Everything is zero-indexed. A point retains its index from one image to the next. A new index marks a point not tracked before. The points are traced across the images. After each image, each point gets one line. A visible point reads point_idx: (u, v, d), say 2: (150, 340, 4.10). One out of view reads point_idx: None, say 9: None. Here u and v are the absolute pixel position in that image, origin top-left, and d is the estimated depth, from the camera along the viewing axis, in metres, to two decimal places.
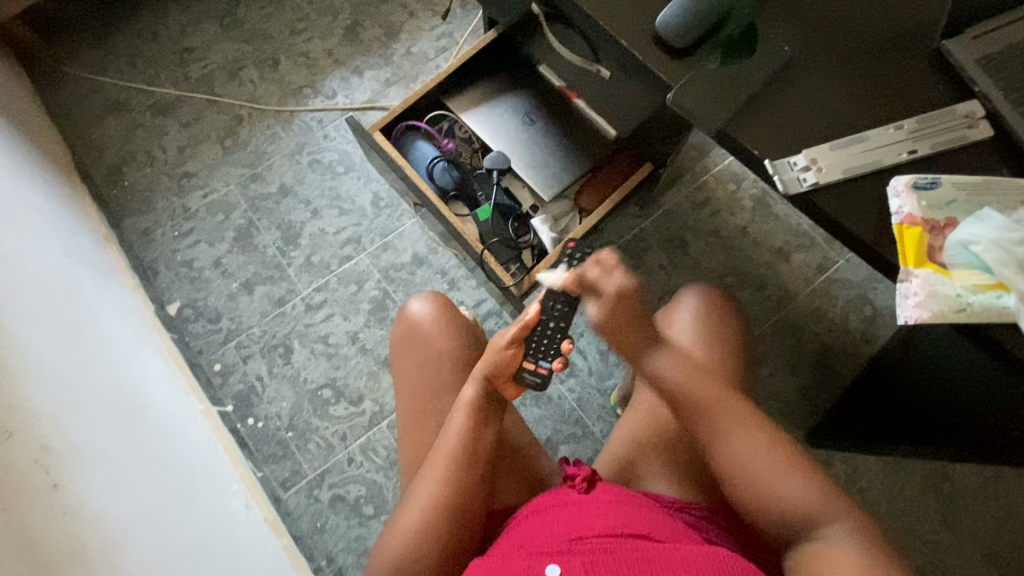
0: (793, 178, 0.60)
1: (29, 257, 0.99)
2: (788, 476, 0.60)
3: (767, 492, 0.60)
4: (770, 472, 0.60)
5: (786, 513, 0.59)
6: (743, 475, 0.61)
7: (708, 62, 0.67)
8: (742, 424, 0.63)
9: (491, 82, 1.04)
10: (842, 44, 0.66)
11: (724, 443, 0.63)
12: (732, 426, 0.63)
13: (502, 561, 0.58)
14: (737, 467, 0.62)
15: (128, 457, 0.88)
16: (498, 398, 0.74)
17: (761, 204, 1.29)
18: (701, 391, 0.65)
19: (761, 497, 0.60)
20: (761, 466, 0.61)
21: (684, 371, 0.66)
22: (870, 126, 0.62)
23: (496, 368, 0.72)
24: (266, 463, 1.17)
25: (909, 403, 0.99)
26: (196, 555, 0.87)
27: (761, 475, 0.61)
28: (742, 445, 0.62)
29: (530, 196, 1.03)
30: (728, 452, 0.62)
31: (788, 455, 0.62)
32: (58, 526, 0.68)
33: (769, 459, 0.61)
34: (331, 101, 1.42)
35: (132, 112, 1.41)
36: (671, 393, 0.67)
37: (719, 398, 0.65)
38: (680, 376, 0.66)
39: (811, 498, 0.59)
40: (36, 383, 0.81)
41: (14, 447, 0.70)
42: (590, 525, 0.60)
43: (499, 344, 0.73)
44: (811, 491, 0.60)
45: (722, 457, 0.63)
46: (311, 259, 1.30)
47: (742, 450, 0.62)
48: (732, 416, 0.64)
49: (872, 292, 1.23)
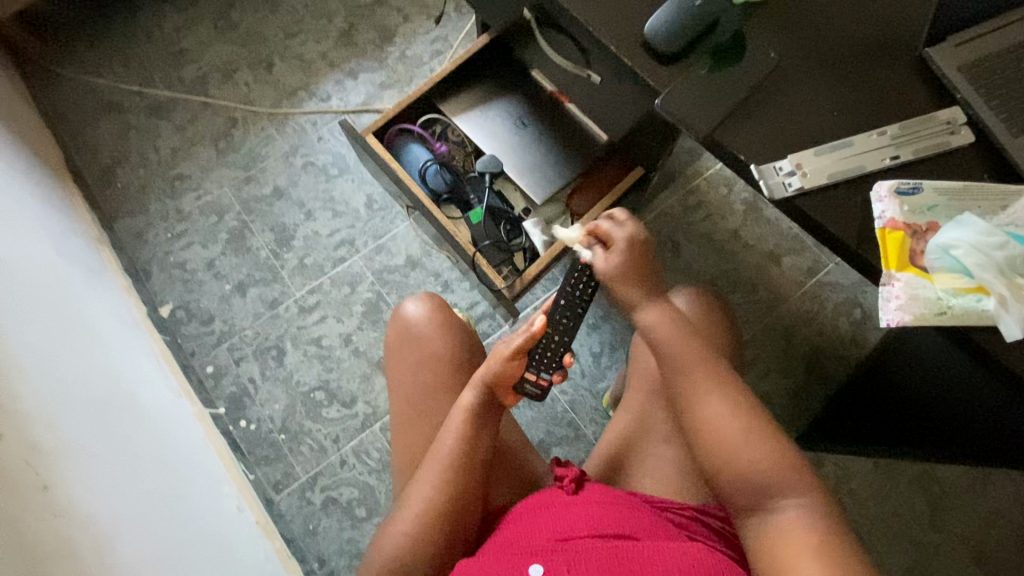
0: (779, 183, 0.61)
1: (21, 258, 0.99)
2: (756, 444, 0.60)
3: (730, 456, 0.60)
4: (736, 437, 0.61)
5: (748, 481, 0.60)
6: (711, 437, 0.62)
7: (696, 68, 0.68)
8: (716, 387, 0.64)
9: (484, 86, 1.05)
10: (828, 52, 0.67)
11: (695, 405, 0.64)
12: (704, 389, 0.64)
13: (488, 561, 0.59)
14: (704, 427, 0.62)
15: (119, 459, 0.88)
16: (497, 404, 0.73)
17: (752, 208, 1.30)
18: (678, 347, 0.66)
19: (725, 461, 0.61)
20: (729, 430, 0.61)
21: (666, 323, 0.68)
22: (855, 132, 0.63)
23: (499, 377, 0.72)
24: (258, 465, 1.17)
25: (893, 403, 1.02)
26: (187, 556, 0.87)
27: (727, 439, 0.61)
28: (713, 408, 0.63)
29: (522, 199, 1.03)
30: (698, 412, 0.63)
31: (760, 425, 0.61)
32: (48, 528, 0.68)
33: (739, 425, 0.61)
34: (326, 104, 1.42)
35: (125, 113, 1.41)
36: (653, 341, 0.68)
37: (697, 358, 0.66)
38: (664, 327, 0.68)
39: (776, 468, 0.59)
40: (28, 385, 0.81)
41: (5, 448, 0.69)
42: (577, 525, 0.60)
43: (504, 354, 0.73)
44: (776, 463, 0.59)
45: (692, 416, 0.64)
46: (305, 261, 1.31)
47: (711, 413, 0.62)
48: (706, 379, 0.64)
49: (862, 295, 1.24)
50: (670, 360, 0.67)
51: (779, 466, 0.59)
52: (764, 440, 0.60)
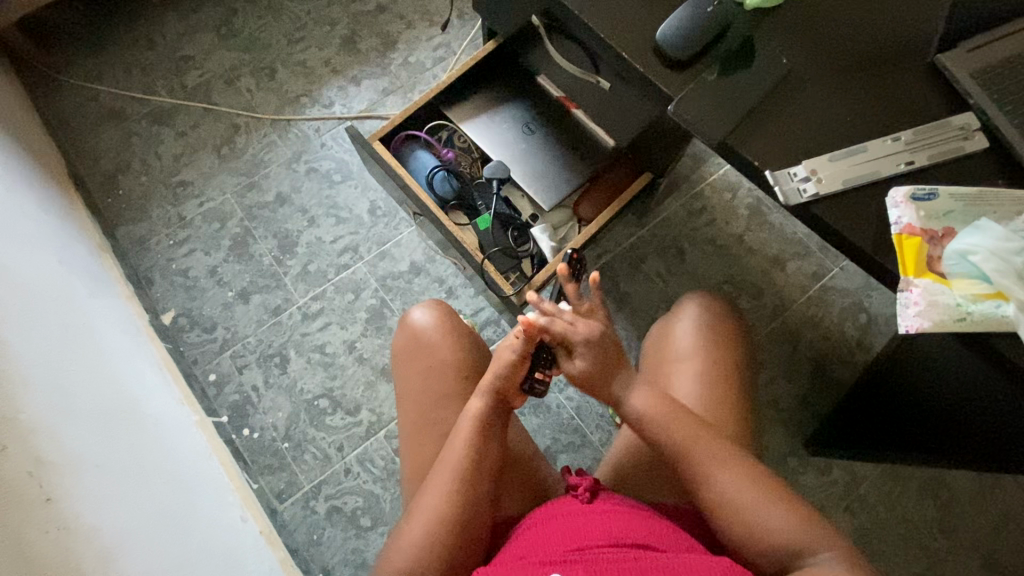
0: (794, 188, 0.61)
1: (24, 266, 0.98)
2: (773, 507, 0.60)
3: (751, 527, 0.60)
4: (752, 507, 0.60)
5: (772, 549, 0.59)
6: (730, 514, 0.61)
7: (707, 74, 0.68)
8: (725, 460, 0.63)
9: (489, 93, 1.05)
10: (840, 57, 0.67)
11: (708, 481, 0.63)
12: (715, 463, 0.63)
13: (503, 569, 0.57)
14: (722, 506, 0.62)
15: (122, 469, 0.87)
16: (504, 410, 0.73)
17: (756, 213, 1.30)
18: (681, 430, 0.66)
19: (747, 534, 0.60)
20: (746, 505, 0.61)
21: (662, 410, 0.67)
22: (869, 137, 0.63)
23: (501, 382, 0.71)
24: (261, 474, 1.16)
25: (890, 415, 1.01)
26: (191, 568, 0.85)
27: (743, 512, 0.61)
28: (727, 481, 0.62)
29: (529, 205, 1.03)
30: (712, 491, 0.63)
31: (773, 489, 0.62)
32: (50, 541, 0.67)
33: (754, 493, 0.61)
34: (329, 110, 1.42)
35: (127, 120, 1.41)
36: (650, 433, 0.67)
37: (702, 439, 0.65)
38: (660, 415, 0.67)
39: (796, 530, 0.59)
40: (30, 395, 0.79)
41: (8, 460, 0.68)
42: (594, 534, 0.59)
43: (508, 359, 0.71)
44: (795, 522, 0.60)
45: (706, 493, 0.63)
46: (308, 268, 1.30)
47: (726, 487, 0.62)
48: (715, 454, 0.64)
49: (867, 300, 1.24)
50: (674, 445, 0.65)
51: (801, 525, 0.59)
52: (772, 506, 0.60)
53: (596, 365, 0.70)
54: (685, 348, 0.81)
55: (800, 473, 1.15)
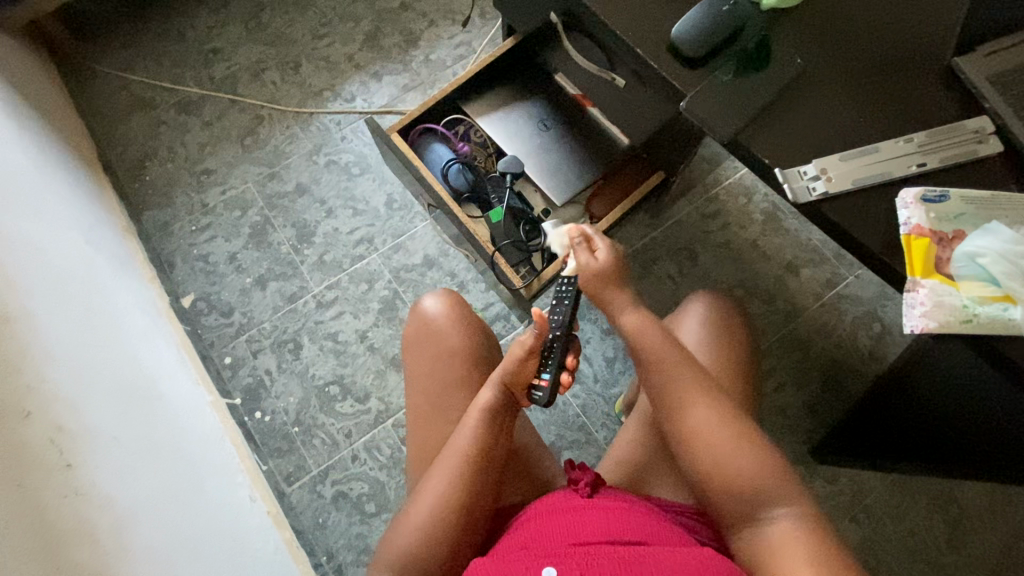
0: (803, 187, 0.61)
1: (53, 243, 1.02)
2: (741, 446, 0.62)
3: (716, 456, 0.62)
4: (719, 435, 0.63)
5: (737, 485, 0.60)
6: (697, 442, 0.63)
7: (722, 73, 0.69)
8: (702, 393, 0.66)
9: (506, 90, 1.07)
10: (855, 58, 0.67)
11: (681, 408, 0.65)
12: (692, 394, 0.66)
13: (501, 562, 0.58)
14: (690, 436, 0.64)
15: (137, 443, 0.90)
16: (514, 404, 0.74)
17: (771, 218, 1.30)
18: (664, 353, 0.69)
19: (712, 467, 0.62)
20: (716, 437, 0.63)
21: (645, 331, 0.72)
22: (881, 138, 0.63)
23: (512, 378, 0.72)
24: (271, 457, 1.19)
25: (895, 424, 0.99)
26: (199, 542, 0.88)
27: (710, 437, 0.63)
28: (699, 410, 0.64)
29: (542, 200, 1.04)
30: (683, 418, 0.65)
31: (747, 431, 0.63)
32: (67, 505, 0.69)
33: (725, 425, 0.63)
34: (350, 105, 1.45)
35: (156, 109, 1.45)
36: (635, 348, 0.72)
37: (681, 365, 0.68)
38: (646, 336, 0.71)
39: (760, 471, 0.60)
40: (55, 367, 0.83)
41: (31, 426, 0.71)
42: (592, 528, 0.60)
43: (516, 353, 0.72)
44: (764, 470, 0.60)
45: (677, 424, 0.65)
46: (324, 257, 1.33)
47: (697, 416, 0.64)
48: (691, 381, 0.67)
49: (882, 309, 1.23)
50: (652, 364, 0.69)
51: (768, 469, 0.60)
52: (741, 442, 0.62)
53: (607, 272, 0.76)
54: (691, 344, 0.81)
55: (807, 481, 1.14)
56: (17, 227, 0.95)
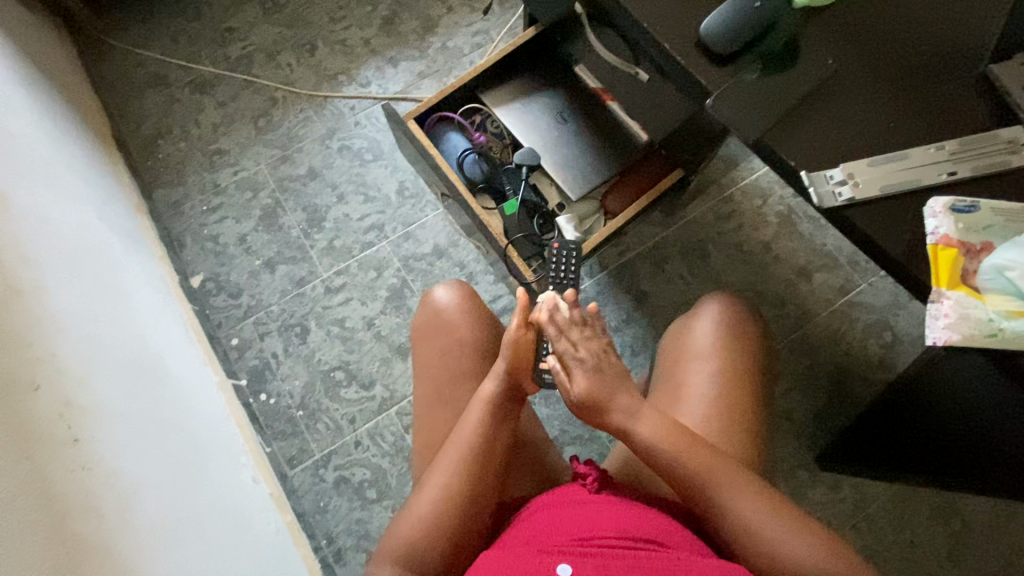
0: (829, 191, 0.60)
1: (66, 218, 1.02)
2: (798, 538, 0.60)
3: (779, 554, 0.60)
4: (776, 532, 0.60)
5: (799, 574, 0.59)
6: (754, 541, 0.60)
7: (749, 72, 0.67)
8: (746, 487, 0.62)
9: (524, 81, 1.06)
10: (888, 61, 0.65)
11: (729, 509, 0.62)
12: (738, 491, 0.62)
13: (512, 556, 0.57)
14: (745, 538, 0.61)
15: (145, 420, 0.90)
16: (519, 392, 0.73)
17: (786, 221, 1.28)
18: (701, 458, 0.64)
19: (774, 564, 0.60)
20: (772, 533, 0.60)
21: (674, 438, 0.65)
22: (911, 144, 0.62)
23: (512, 363, 0.72)
24: (275, 439, 1.19)
25: (905, 439, 0.97)
26: (202, 521, 0.88)
27: (771, 539, 0.60)
28: (749, 508, 0.61)
29: (557, 194, 1.03)
30: (734, 520, 0.61)
31: (792, 515, 0.62)
32: (74, 480, 0.70)
33: (780, 521, 0.61)
34: (365, 90, 1.44)
35: (170, 87, 1.45)
36: (664, 461, 0.64)
37: (721, 464, 0.63)
38: (674, 445, 0.64)
39: (824, 559, 0.59)
40: (65, 341, 0.83)
41: (40, 400, 0.72)
42: (602, 526, 0.60)
43: (511, 337, 0.73)
44: (821, 552, 0.60)
45: (728, 527, 0.62)
46: (334, 243, 1.32)
47: (750, 514, 0.61)
48: (734, 481, 0.63)
49: (894, 318, 1.21)
50: (689, 473, 0.63)
51: (824, 549, 0.60)
52: (800, 536, 0.60)
53: (603, 378, 0.69)
54: (704, 345, 0.80)
55: (809, 487, 1.14)
56: (30, 200, 0.94)
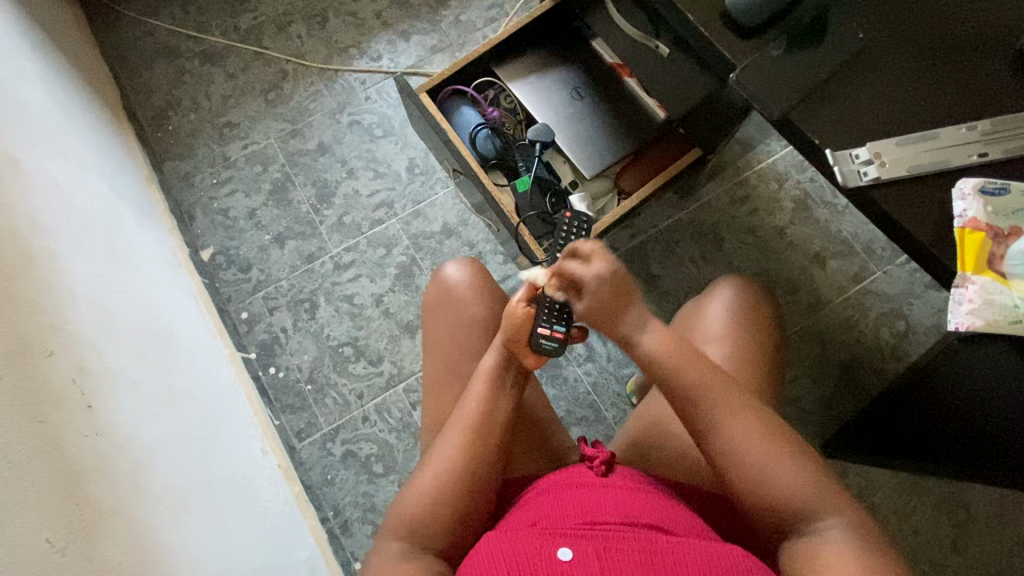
0: (854, 170, 0.59)
1: (77, 186, 1.02)
2: (787, 463, 0.59)
3: (765, 478, 0.59)
4: (763, 454, 0.59)
5: (783, 499, 0.58)
6: (739, 459, 0.60)
7: (775, 45, 0.65)
8: (739, 408, 0.61)
9: (539, 56, 1.04)
10: (923, 35, 0.63)
11: (721, 426, 0.61)
12: (731, 410, 0.61)
13: (514, 535, 0.57)
14: (731, 455, 0.60)
15: (158, 390, 0.91)
16: (521, 367, 0.72)
17: (802, 206, 1.26)
18: (699, 373, 0.64)
19: (761, 489, 0.59)
20: (760, 455, 0.59)
21: (671, 352, 0.66)
22: (942, 124, 0.60)
23: (512, 335, 0.71)
24: (284, 412, 1.20)
25: (915, 431, 0.95)
26: (215, 489, 0.90)
27: (756, 458, 0.59)
28: (741, 427, 0.60)
29: (570, 172, 1.02)
30: (723, 435, 0.61)
31: (790, 442, 0.60)
32: (88, 444, 0.71)
33: (769, 442, 0.60)
34: (376, 64, 1.41)
35: (181, 57, 1.43)
36: (665, 373, 0.65)
37: (716, 379, 0.63)
38: (673, 355, 0.65)
39: (811, 488, 0.58)
40: (78, 308, 0.84)
41: (54, 366, 0.72)
42: (606, 511, 0.60)
43: (512, 308, 0.72)
44: (807, 480, 0.58)
45: (720, 446, 0.61)
46: (343, 219, 1.32)
47: (742, 434, 0.60)
48: (730, 395, 0.62)
49: (908, 307, 1.20)
50: (683, 383, 0.64)
51: (814, 482, 0.58)
52: (787, 460, 0.59)
53: (609, 301, 0.70)
54: (715, 327, 0.80)
55: None
56: (42, 167, 0.94)
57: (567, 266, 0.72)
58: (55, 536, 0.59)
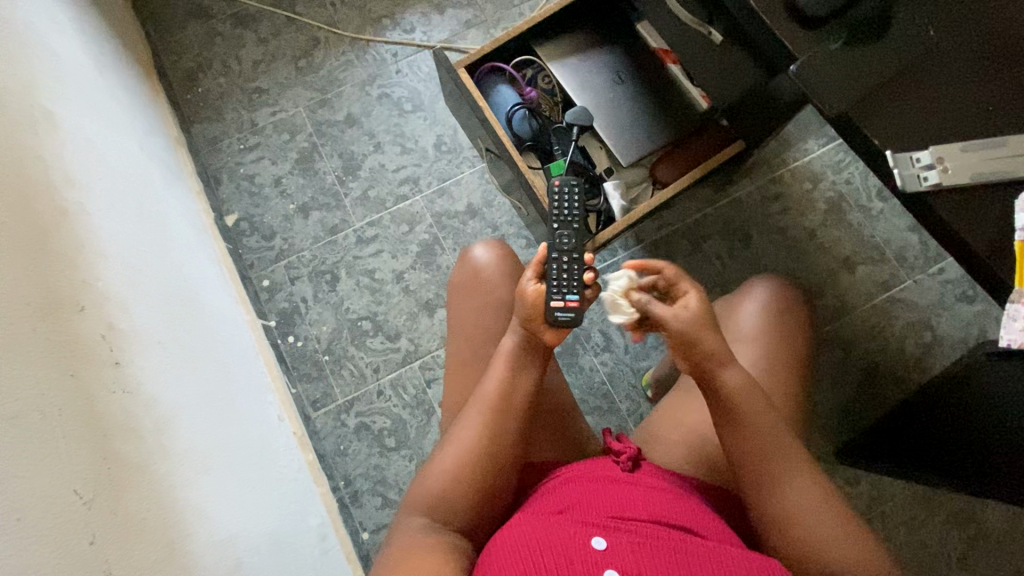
0: (913, 174, 0.57)
1: (108, 143, 1.02)
2: (835, 522, 0.59)
3: (815, 532, 0.59)
4: (813, 507, 0.60)
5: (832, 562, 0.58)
6: (804, 527, 0.59)
7: (838, 38, 0.63)
8: (810, 476, 0.61)
9: (580, 37, 1.02)
10: (999, 36, 0.60)
11: (787, 480, 0.61)
12: (797, 464, 0.62)
13: (546, 521, 0.57)
14: (791, 511, 0.60)
15: (182, 351, 0.92)
16: (540, 345, 0.71)
17: (836, 208, 1.23)
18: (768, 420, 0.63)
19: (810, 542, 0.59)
20: (816, 513, 0.60)
21: (754, 397, 0.63)
22: (1009, 132, 0.57)
23: (526, 314, 0.70)
24: (300, 381, 1.21)
25: (928, 440, 0.94)
26: (234, 452, 0.92)
27: (807, 509, 0.60)
28: (802, 483, 0.61)
29: (605, 158, 1.01)
30: (792, 503, 0.60)
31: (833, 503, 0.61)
32: (115, 401, 0.72)
33: (818, 498, 0.60)
34: (409, 36, 1.39)
35: (213, 19, 1.41)
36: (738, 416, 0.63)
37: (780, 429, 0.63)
38: (750, 398, 0.63)
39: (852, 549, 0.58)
40: (108, 266, 0.84)
41: (84, 321, 0.73)
42: (636, 507, 0.60)
43: (520, 289, 0.72)
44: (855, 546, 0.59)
45: (777, 491, 0.61)
46: (368, 193, 1.31)
47: (803, 491, 0.60)
48: (789, 448, 0.62)
49: (936, 319, 1.17)
50: (760, 445, 0.62)
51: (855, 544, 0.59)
52: (833, 518, 0.60)
53: (699, 322, 0.66)
54: (748, 328, 0.79)
55: (826, 478, 1.13)
56: (76, 123, 0.94)
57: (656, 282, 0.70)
58: (83, 488, 0.61)
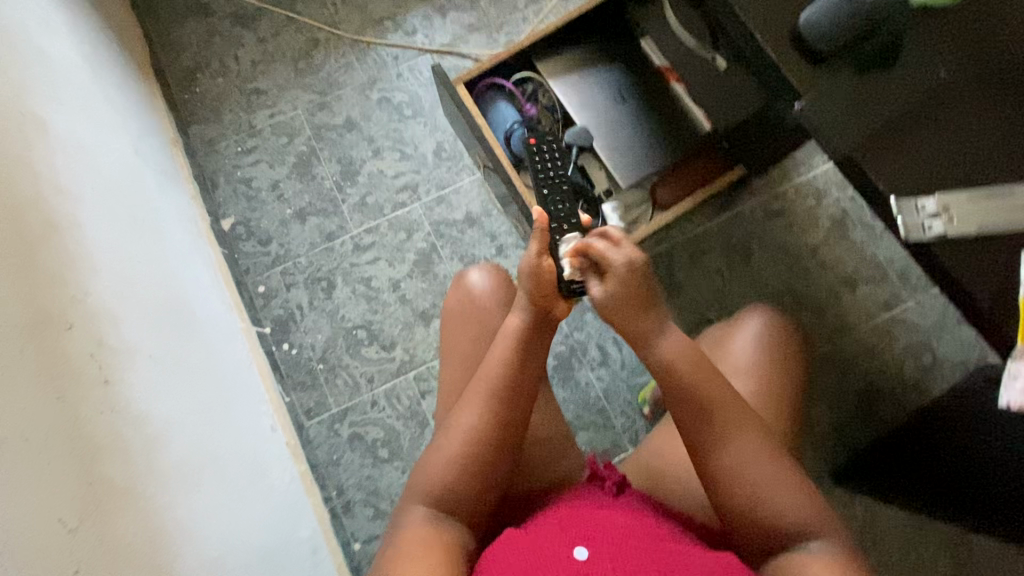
0: (918, 223, 0.55)
1: (102, 149, 1.00)
2: (781, 482, 0.60)
3: (760, 495, 0.60)
4: (757, 468, 0.60)
5: (776, 522, 0.59)
6: (750, 484, 0.60)
7: (847, 75, 0.62)
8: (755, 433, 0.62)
9: (583, 51, 1.00)
10: (1009, 79, 0.59)
11: (730, 440, 0.61)
12: (740, 426, 0.62)
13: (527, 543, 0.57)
14: (734, 472, 0.61)
15: (173, 364, 0.92)
16: (549, 322, 0.71)
17: (838, 226, 1.21)
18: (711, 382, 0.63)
19: (756, 502, 0.60)
20: (759, 474, 0.60)
21: (691, 361, 0.64)
22: (1018, 180, 0.56)
23: (539, 289, 0.69)
24: (293, 389, 1.21)
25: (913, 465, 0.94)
26: (224, 466, 0.92)
27: (754, 470, 0.60)
28: (745, 443, 0.61)
29: (604, 177, 0.98)
30: (732, 450, 0.61)
31: (783, 465, 0.61)
32: (104, 422, 0.71)
33: (764, 459, 0.61)
34: (410, 39, 1.36)
35: (212, 17, 1.39)
36: (679, 379, 0.64)
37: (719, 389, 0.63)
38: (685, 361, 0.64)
39: (799, 507, 0.59)
40: (97, 280, 0.83)
41: (72, 339, 0.72)
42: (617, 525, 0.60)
43: (531, 264, 0.70)
44: (804, 504, 0.60)
45: (722, 455, 0.61)
46: (366, 199, 1.29)
47: (746, 451, 0.61)
48: (733, 408, 0.63)
49: (936, 341, 1.16)
50: (702, 398, 0.63)
51: (805, 503, 0.60)
52: (782, 479, 0.60)
53: (628, 291, 0.67)
54: (743, 360, 0.78)
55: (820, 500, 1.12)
56: (69, 128, 0.93)
57: (595, 246, 0.69)
58: (68, 515, 0.60)
